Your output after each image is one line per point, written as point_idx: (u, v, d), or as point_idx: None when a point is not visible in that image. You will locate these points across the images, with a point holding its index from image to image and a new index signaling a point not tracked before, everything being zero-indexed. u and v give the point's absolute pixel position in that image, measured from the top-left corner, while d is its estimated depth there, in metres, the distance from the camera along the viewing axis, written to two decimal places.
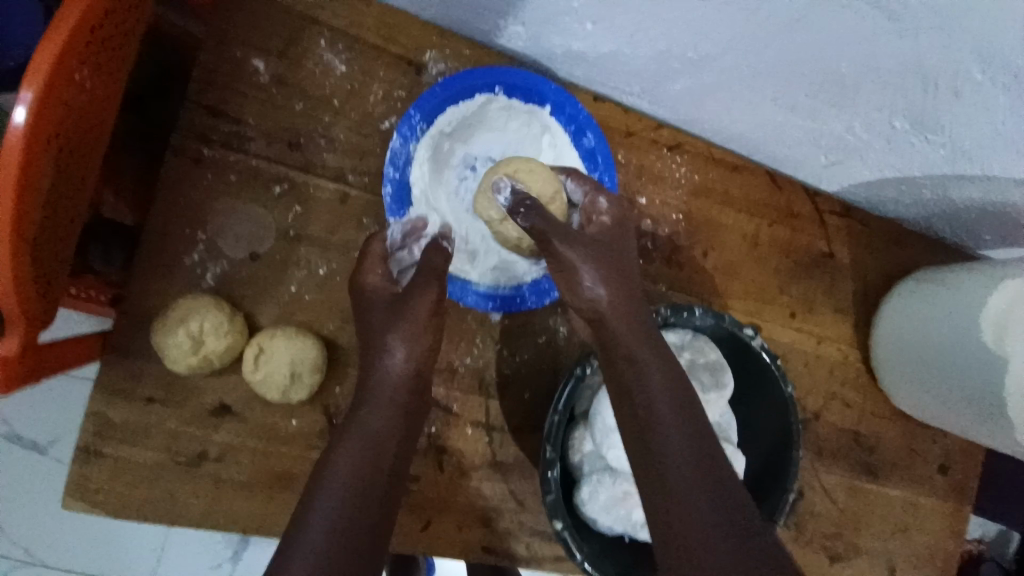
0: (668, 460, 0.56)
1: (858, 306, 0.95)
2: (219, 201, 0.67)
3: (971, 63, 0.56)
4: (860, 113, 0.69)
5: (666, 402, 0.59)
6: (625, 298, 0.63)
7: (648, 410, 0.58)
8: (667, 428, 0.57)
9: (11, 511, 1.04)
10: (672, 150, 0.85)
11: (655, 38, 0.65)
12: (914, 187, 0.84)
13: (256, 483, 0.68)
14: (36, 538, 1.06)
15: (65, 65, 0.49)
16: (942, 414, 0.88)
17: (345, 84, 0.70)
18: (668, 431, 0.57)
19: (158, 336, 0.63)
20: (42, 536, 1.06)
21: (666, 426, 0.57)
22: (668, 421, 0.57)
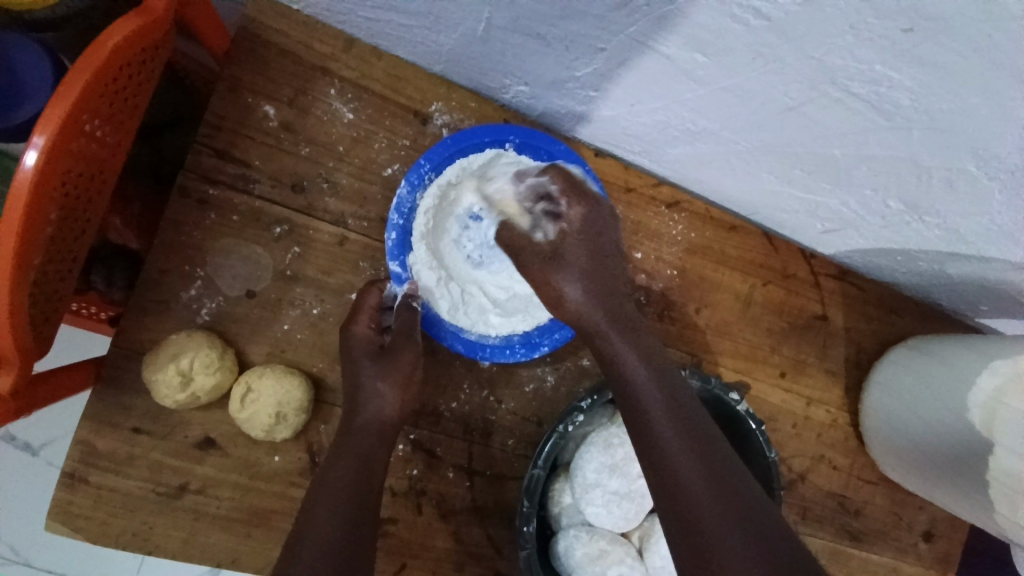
0: (689, 490, 0.57)
1: (850, 370, 0.94)
2: (219, 241, 0.70)
3: (965, 159, 0.56)
4: (855, 192, 0.70)
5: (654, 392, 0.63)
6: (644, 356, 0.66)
7: (663, 451, 0.60)
8: (691, 473, 0.58)
9: None
10: (669, 208, 0.86)
11: (654, 109, 0.67)
12: (911, 259, 0.83)
13: (234, 516, 0.70)
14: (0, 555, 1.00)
15: (78, 119, 0.52)
16: (929, 489, 0.87)
17: (350, 132, 0.73)
18: (687, 464, 0.58)
19: (149, 371, 0.65)
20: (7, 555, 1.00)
21: (683, 462, 0.59)
22: (684, 455, 0.59)
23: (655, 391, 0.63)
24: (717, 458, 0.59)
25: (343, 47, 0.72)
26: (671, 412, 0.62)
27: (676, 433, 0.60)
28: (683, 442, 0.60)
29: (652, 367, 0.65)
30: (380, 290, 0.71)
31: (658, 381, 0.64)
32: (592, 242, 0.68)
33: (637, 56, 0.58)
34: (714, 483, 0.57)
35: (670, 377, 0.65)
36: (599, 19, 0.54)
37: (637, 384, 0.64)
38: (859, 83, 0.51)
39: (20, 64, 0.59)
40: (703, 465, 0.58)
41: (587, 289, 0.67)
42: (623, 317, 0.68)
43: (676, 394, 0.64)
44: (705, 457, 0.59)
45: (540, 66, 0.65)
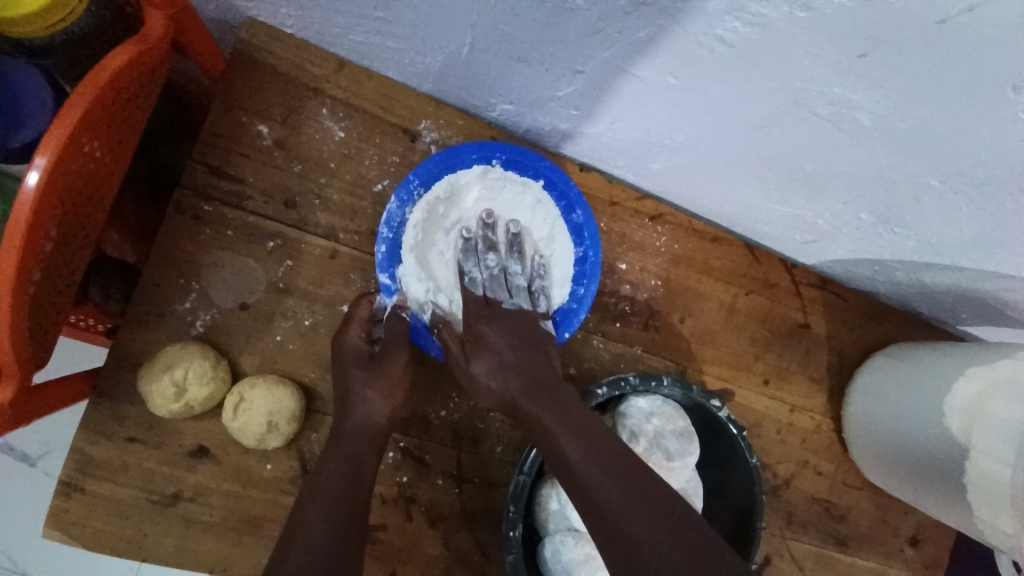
0: (626, 530, 0.56)
1: (832, 378, 0.96)
2: (213, 255, 0.72)
3: (928, 173, 0.59)
4: (828, 205, 0.72)
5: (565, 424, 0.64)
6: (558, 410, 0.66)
7: (596, 502, 0.59)
8: (623, 509, 0.57)
9: None
10: (653, 220, 0.88)
11: (633, 127, 0.70)
12: (888, 269, 0.85)
13: (227, 523, 0.71)
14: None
15: (77, 139, 0.54)
16: (911, 494, 0.88)
17: (341, 148, 0.76)
18: (622, 511, 0.57)
19: (144, 382, 0.67)
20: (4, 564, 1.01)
21: (619, 507, 0.57)
22: (617, 503, 0.58)
23: (575, 442, 0.63)
24: (649, 496, 0.58)
25: (334, 67, 0.75)
26: (585, 443, 0.62)
27: (607, 480, 0.60)
28: (614, 488, 0.59)
29: (568, 418, 0.65)
30: (370, 302, 0.73)
31: (575, 427, 0.64)
32: (524, 345, 0.73)
33: (614, 78, 0.61)
34: (652, 522, 0.56)
35: (587, 421, 0.65)
36: (575, 44, 0.57)
37: (559, 438, 0.64)
38: (822, 103, 0.54)
39: (21, 86, 0.61)
40: (638, 507, 0.57)
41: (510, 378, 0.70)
42: (543, 383, 0.69)
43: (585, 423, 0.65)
44: (637, 497, 0.58)
45: (523, 86, 0.68)
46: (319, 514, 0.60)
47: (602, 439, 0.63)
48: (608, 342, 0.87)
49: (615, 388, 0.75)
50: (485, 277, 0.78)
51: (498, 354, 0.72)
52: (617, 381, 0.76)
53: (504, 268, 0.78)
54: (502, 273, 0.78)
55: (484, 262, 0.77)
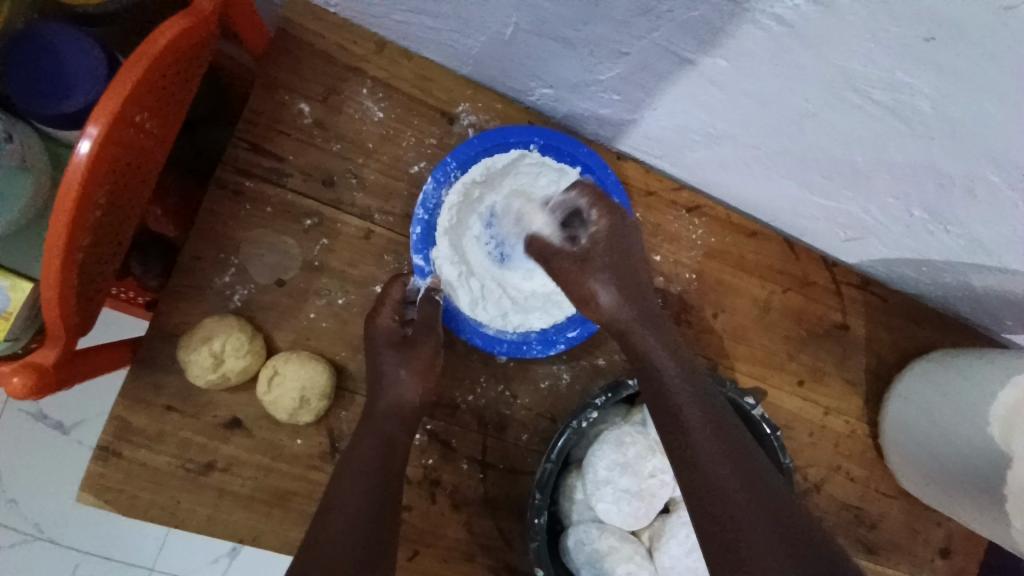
0: (716, 481, 0.57)
1: (869, 380, 0.93)
2: (253, 231, 0.73)
3: (987, 167, 0.56)
4: (875, 199, 0.70)
5: (676, 372, 0.64)
6: (677, 363, 0.65)
7: (694, 452, 0.59)
8: (718, 462, 0.58)
9: (14, 494, 1.03)
10: (689, 212, 0.87)
11: (675, 113, 0.68)
12: (934, 269, 0.82)
13: (256, 495, 0.73)
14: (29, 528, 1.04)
15: (127, 111, 0.55)
16: (947, 504, 0.85)
17: (379, 129, 0.76)
18: (718, 466, 0.58)
19: (183, 352, 0.69)
20: (37, 528, 1.04)
21: (717, 465, 0.58)
22: (716, 459, 0.58)
23: (688, 396, 0.63)
24: (750, 462, 0.58)
25: (375, 48, 0.75)
26: (694, 396, 0.63)
27: (714, 437, 0.60)
28: (718, 446, 0.59)
29: (686, 374, 0.65)
30: (403, 283, 0.73)
31: (691, 386, 0.64)
32: (620, 251, 0.69)
33: (660, 61, 0.59)
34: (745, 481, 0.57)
35: (705, 386, 0.64)
36: (622, 23, 0.55)
37: (670, 387, 0.63)
38: (880, 89, 0.52)
39: (75, 59, 0.63)
40: (736, 466, 0.58)
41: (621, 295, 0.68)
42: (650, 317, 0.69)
43: (693, 375, 0.65)
44: (737, 457, 0.59)
45: (563, 68, 0.67)
46: (355, 487, 0.62)
47: (709, 394, 0.64)
48: None
49: None
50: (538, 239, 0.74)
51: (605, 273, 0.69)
52: None
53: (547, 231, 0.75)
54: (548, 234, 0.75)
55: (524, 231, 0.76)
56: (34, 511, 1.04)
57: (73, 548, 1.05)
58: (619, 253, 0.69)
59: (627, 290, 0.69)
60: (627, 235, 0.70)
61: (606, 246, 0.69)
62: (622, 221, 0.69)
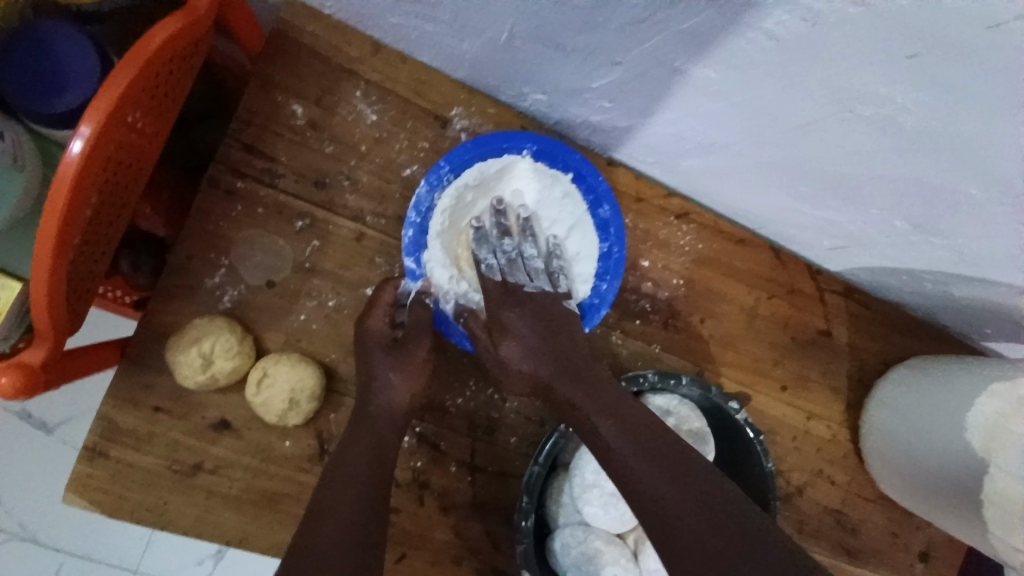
0: (655, 497, 0.59)
1: (853, 387, 0.94)
2: (244, 231, 0.73)
3: (970, 182, 0.58)
4: (861, 211, 0.72)
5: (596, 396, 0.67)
6: (609, 410, 0.66)
7: (645, 495, 0.60)
8: (653, 478, 0.60)
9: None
10: (679, 219, 0.88)
11: (668, 122, 0.70)
12: (916, 278, 0.83)
13: (244, 497, 0.72)
14: (8, 529, 1.02)
15: (122, 110, 0.55)
16: (927, 508, 0.87)
17: (373, 132, 0.76)
18: (653, 480, 0.60)
19: (172, 352, 0.68)
20: (18, 529, 1.02)
21: (651, 481, 0.60)
22: (649, 473, 0.61)
23: (623, 438, 0.64)
24: (699, 490, 0.59)
25: (370, 51, 0.75)
26: (616, 418, 0.65)
27: (660, 473, 0.61)
28: (651, 461, 0.62)
29: (619, 418, 0.65)
30: (395, 287, 0.73)
31: (626, 430, 0.64)
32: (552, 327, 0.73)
33: (654, 71, 0.60)
34: (698, 513, 0.57)
35: (641, 426, 0.65)
36: (618, 34, 0.56)
37: (609, 438, 0.64)
38: (867, 105, 0.53)
39: (67, 56, 0.62)
40: (669, 476, 0.60)
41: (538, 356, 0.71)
42: (576, 371, 0.70)
43: (613, 397, 0.68)
44: (670, 467, 0.61)
45: (557, 74, 0.68)
46: (346, 489, 0.62)
47: (630, 411, 0.66)
48: (628, 339, 0.87)
49: (634, 384, 0.75)
50: (503, 262, 0.76)
51: (530, 343, 0.72)
52: (635, 377, 0.76)
53: (519, 251, 0.76)
54: (519, 257, 0.76)
55: (499, 247, 0.76)
56: (14, 512, 1.02)
57: (54, 549, 1.04)
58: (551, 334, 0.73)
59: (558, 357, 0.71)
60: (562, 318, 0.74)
61: (534, 322, 0.73)
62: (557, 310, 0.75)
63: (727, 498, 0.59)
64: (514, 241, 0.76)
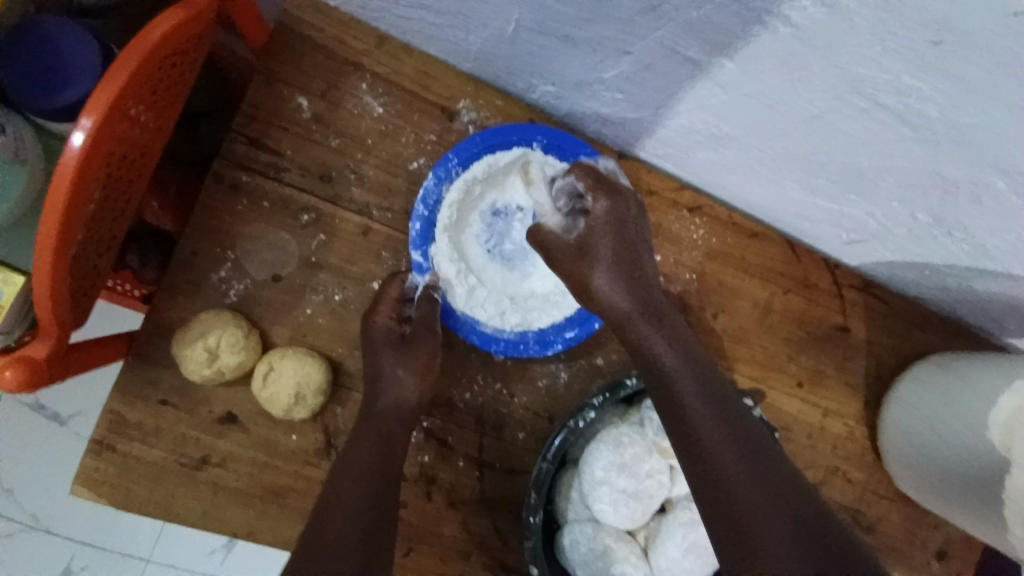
0: (725, 475, 0.56)
1: (869, 384, 0.92)
2: (250, 226, 0.73)
3: (995, 175, 0.56)
4: (880, 204, 0.69)
5: (682, 364, 0.64)
6: (697, 380, 0.63)
7: (721, 478, 0.56)
8: (726, 455, 0.57)
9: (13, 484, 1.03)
10: (690, 212, 0.86)
11: (679, 114, 0.68)
12: (936, 273, 0.81)
13: (251, 491, 0.72)
14: (28, 518, 1.04)
15: (122, 104, 0.54)
16: (945, 508, 0.85)
17: (379, 125, 0.75)
18: (726, 455, 0.57)
19: (178, 347, 0.69)
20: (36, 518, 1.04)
21: (724, 457, 0.57)
22: (722, 446, 0.58)
23: (705, 411, 0.60)
24: (777, 484, 0.55)
25: (375, 43, 0.74)
26: (703, 391, 0.62)
27: (741, 456, 0.57)
28: (726, 439, 0.58)
29: (705, 391, 0.62)
30: (402, 281, 0.73)
31: (712, 408, 0.61)
32: (620, 236, 0.69)
33: (663, 61, 0.59)
34: (771, 504, 0.53)
35: (726, 402, 0.62)
36: (625, 22, 0.55)
37: (691, 414, 0.61)
38: (887, 94, 0.51)
39: (71, 52, 0.62)
40: (745, 457, 0.57)
41: (618, 281, 0.68)
42: (658, 316, 0.67)
43: (703, 371, 0.64)
44: (747, 448, 0.58)
45: (564, 66, 0.66)
46: (351, 485, 0.62)
47: (714, 390, 0.63)
48: None
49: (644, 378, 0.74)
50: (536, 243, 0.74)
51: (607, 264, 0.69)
52: None
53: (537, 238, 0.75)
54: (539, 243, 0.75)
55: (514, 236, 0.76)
56: (33, 502, 1.04)
57: (71, 539, 1.06)
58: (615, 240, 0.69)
59: (622, 266, 0.69)
60: (629, 222, 0.70)
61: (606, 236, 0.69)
62: (623, 205, 0.70)
63: (813, 509, 0.54)
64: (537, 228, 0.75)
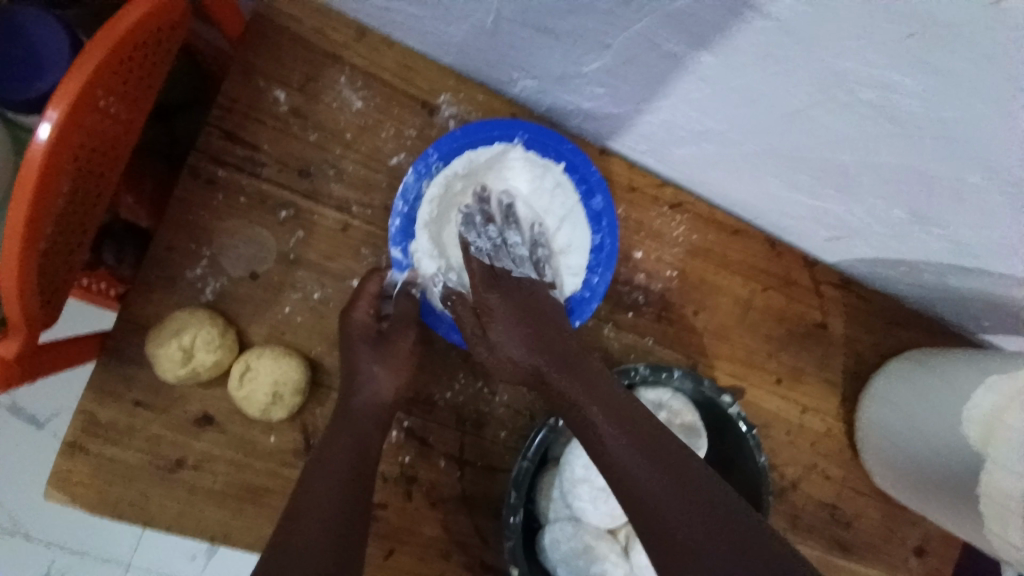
0: (652, 502, 0.58)
1: (848, 380, 0.93)
2: (226, 221, 0.71)
3: (973, 170, 0.56)
4: (860, 200, 0.70)
5: (595, 395, 0.66)
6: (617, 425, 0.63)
7: (650, 506, 0.58)
8: (649, 482, 0.60)
9: None
10: (672, 209, 0.86)
11: (662, 109, 0.68)
12: (913, 270, 0.82)
13: (228, 492, 0.71)
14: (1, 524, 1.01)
15: (92, 93, 0.53)
16: (921, 503, 0.87)
17: (359, 120, 0.74)
18: (650, 482, 0.60)
19: (151, 346, 0.67)
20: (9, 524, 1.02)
21: (648, 484, 0.59)
22: (645, 473, 0.60)
23: (619, 436, 0.63)
24: (704, 499, 0.58)
25: (355, 35, 0.73)
26: (615, 419, 0.64)
27: (679, 498, 0.58)
28: (648, 464, 0.60)
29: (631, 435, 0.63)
30: (381, 278, 0.72)
31: (628, 431, 0.63)
32: (528, 309, 0.74)
33: (645, 55, 0.59)
34: (701, 523, 0.56)
35: (646, 430, 0.63)
36: (607, 16, 0.54)
37: (609, 445, 0.63)
38: (866, 88, 0.51)
39: (38, 40, 0.60)
40: (666, 478, 0.59)
41: (525, 344, 0.72)
42: (572, 360, 0.70)
43: (616, 396, 0.66)
44: (667, 468, 0.60)
45: (548, 60, 0.66)
46: (329, 484, 0.61)
47: (630, 413, 0.65)
48: (620, 331, 0.85)
49: (625, 377, 0.74)
50: (489, 247, 0.78)
51: (511, 328, 0.73)
52: (625, 370, 0.74)
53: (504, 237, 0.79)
54: (504, 243, 0.79)
55: (484, 232, 0.78)
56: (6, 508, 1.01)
57: (47, 545, 1.03)
58: (525, 314, 0.74)
59: (530, 329, 0.73)
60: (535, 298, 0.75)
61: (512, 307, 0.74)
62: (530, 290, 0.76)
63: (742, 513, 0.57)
64: (500, 228, 0.79)
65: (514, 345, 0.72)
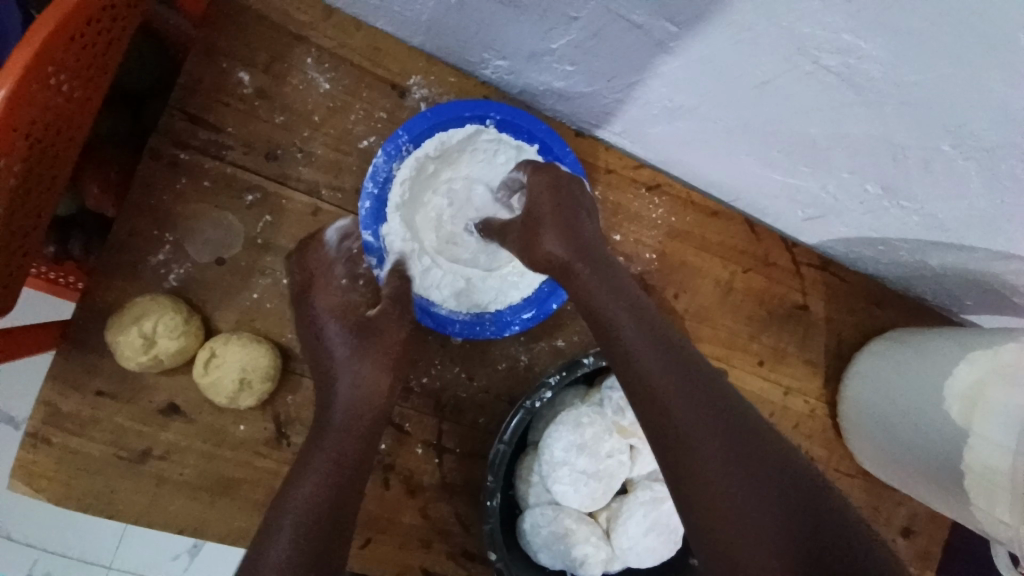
0: (680, 429, 0.53)
1: (830, 361, 0.93)
2: (190, 206, 0.70)
3: (943, 139, 0.56)
4: (833, 176, 0.69)
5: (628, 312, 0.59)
6: (657, 345, 0.57)
7: (677, 434, 0.53)
8: (680, 407, 0.54)
9: None
10: (650, 190, 0.85)
11: (630, 84, 0.67)
12: (890, 248, 0.82)
13: (198, 483, 0.69)
14: None
15: (41, 70, 0.51)
16: (905, 483, 0.86)
17: (327, 101, 0.73)
18: (682, 407, 0.54)
19: (112, 333, 0.65)
20: None
21: (682, 414, 0.53)
22: (678, 397, 0.54)
23: (654, 354, 0.57)
24: (737, 439, 0.52)
25: (321, 16, 0.72)
26: (649, 335, 0.58)
27: (711, 430, 0.52)
28: (682, 390, 0.54)
29: (668, 358, 0.56)
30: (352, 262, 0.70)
31: (663, 350, 0.57)
32: (560, 200, 0.66)
33: (612, 28, 0.58)
34: (733, 461, 0.51)
35: (679, 349, 0.57)
36: None
37: (643, 361, 0.56)
38: (832, 55, 0.50)
39: None
40: (700, 407, 0.53)
41: (561, 238, 0.64)
42: (599, 262, 0.63)
43: (650, 316, 0.60)
44: (700, 396, 0.54)
45: (515, 38, 0.65)
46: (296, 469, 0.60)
47: (664, 337, 0.58)
48: None
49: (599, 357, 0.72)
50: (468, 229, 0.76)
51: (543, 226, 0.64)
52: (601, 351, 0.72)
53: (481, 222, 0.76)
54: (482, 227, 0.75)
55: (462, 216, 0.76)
56: None
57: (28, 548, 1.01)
58: (557, 203, 0.65)
59: (559, 224, 0.64)
60: (568, 188, 0.67)
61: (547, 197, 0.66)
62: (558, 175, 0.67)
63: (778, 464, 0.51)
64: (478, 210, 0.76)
65: (546, 241, 0.64)
